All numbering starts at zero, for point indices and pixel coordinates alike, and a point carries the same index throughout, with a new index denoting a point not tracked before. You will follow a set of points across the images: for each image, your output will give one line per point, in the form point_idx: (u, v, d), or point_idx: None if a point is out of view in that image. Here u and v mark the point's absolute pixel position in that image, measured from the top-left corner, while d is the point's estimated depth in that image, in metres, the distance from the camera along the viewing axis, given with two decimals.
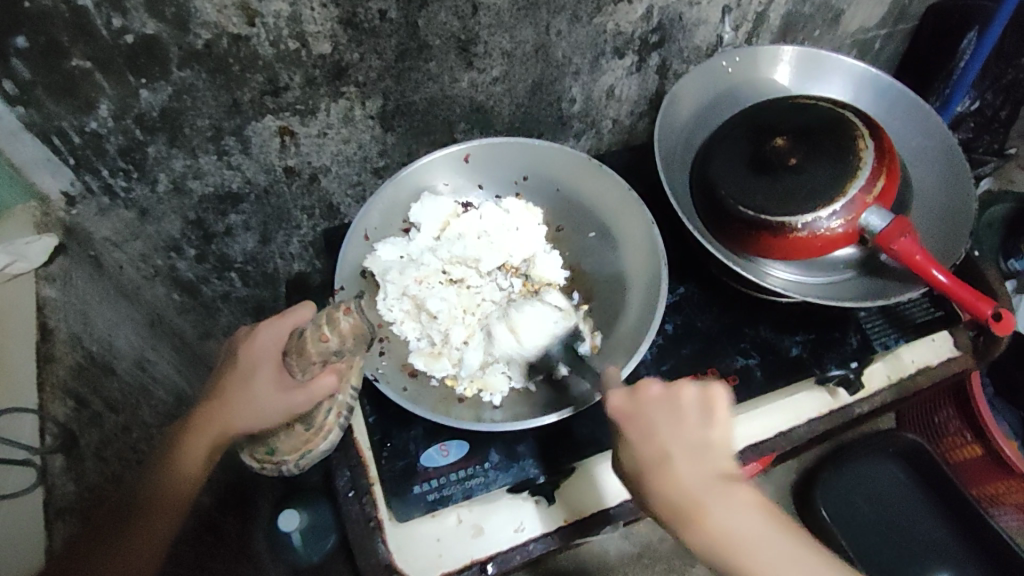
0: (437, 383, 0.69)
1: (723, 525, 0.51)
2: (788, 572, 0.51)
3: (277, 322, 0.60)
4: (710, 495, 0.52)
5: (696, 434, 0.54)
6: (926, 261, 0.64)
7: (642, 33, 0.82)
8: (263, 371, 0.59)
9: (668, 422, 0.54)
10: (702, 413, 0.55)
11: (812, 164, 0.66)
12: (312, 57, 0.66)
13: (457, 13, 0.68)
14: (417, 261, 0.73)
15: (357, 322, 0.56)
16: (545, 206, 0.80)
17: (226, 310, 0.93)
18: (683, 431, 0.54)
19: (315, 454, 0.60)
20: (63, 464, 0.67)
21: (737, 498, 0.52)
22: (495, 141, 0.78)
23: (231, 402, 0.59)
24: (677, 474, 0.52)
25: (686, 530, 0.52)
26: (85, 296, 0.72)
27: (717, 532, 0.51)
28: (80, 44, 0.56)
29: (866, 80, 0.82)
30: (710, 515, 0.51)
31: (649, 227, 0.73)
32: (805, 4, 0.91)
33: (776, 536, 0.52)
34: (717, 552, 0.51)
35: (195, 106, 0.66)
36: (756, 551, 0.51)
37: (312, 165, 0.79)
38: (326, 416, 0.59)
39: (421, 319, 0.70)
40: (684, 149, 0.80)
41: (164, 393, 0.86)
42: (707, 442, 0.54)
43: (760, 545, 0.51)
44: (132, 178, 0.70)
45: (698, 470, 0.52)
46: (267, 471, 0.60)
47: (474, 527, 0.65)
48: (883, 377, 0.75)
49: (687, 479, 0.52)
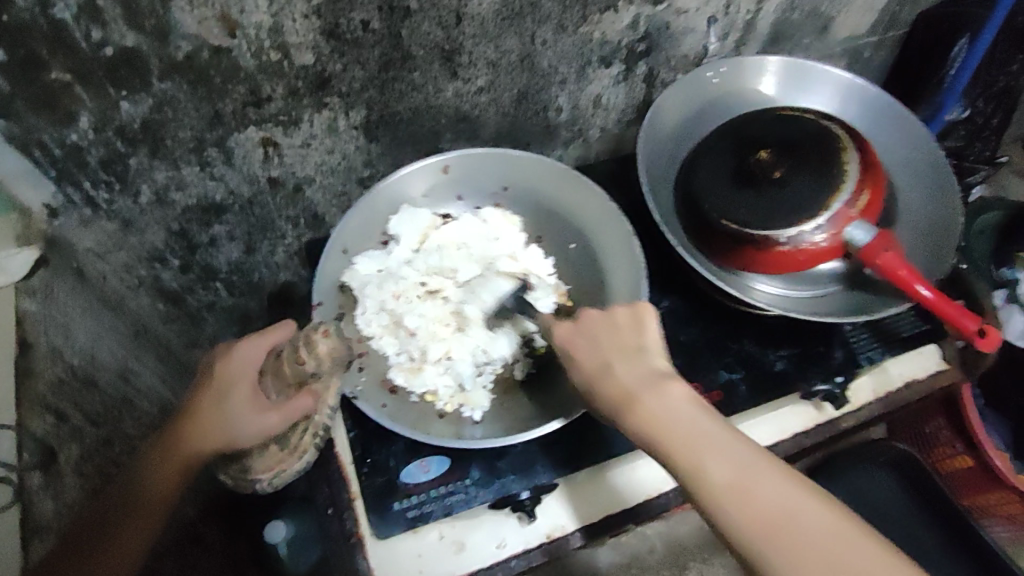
0: (417, 399, 0.69)
1: (655, 412, 0.53)
2: (716, 445, 0.51)
3: (256, 341, 0.60)
4: (643, 389, 0.54)
5: (629, 338, 0.58)
6: (911, 276, 0.64)
7: (629, 42, 0.82)
8: (238, 390, 0.59)
9: (604, 327, 0.59)
10: (633, 325, 0.59)
11: (797, 177, 0.65)
12: (294, 67, 0.65)
13: (441, 24, 0.68)
14: (394, 274, 0.74)
15: (334, 344, 0.59)
16: (525, 215, 0.80)
17: (212, 319, 0.90)
18: (617, 338, 0.58)
19: (288, 474, 0.60)
20: None
21: (672, 396, 0.54)
22: (475, 150, 0.77)
23: (205, 422, 0.58)
24: (615, 375, 0.56)
25: (624, 421, 0.54)
26: (68, 310, 0.75)
27: (644, 414, 0.53)
28: (59, 56, 0.56)
29: (853, 91, 0.82)
30: (642, 404, 0.54)
31: (631, 241, 0.73)
32: (794, 11, 0.91)
33: (705, 423, 0.52)
34: (647, 433, 0.52)
35: (177, 117, 0.65)
36: (693, 441, 0.51)
37: (297, 176, 0.78)
38: (302, 437, 0.59)
39: (399, 335, 0.71)
40: (668, 162, 0.80)
41: (149, 404, 0.85)
42: (639, 345, 0.57)
43: (692, 425, 0.52)
44: (115, 190, 0.69)
45: (628, 365, 0.56)
46: (241, 488, 0.61)
47: (456, 543, 0.65)
48: (869, 391, 0.74)
49: (617, 373, 0.56)
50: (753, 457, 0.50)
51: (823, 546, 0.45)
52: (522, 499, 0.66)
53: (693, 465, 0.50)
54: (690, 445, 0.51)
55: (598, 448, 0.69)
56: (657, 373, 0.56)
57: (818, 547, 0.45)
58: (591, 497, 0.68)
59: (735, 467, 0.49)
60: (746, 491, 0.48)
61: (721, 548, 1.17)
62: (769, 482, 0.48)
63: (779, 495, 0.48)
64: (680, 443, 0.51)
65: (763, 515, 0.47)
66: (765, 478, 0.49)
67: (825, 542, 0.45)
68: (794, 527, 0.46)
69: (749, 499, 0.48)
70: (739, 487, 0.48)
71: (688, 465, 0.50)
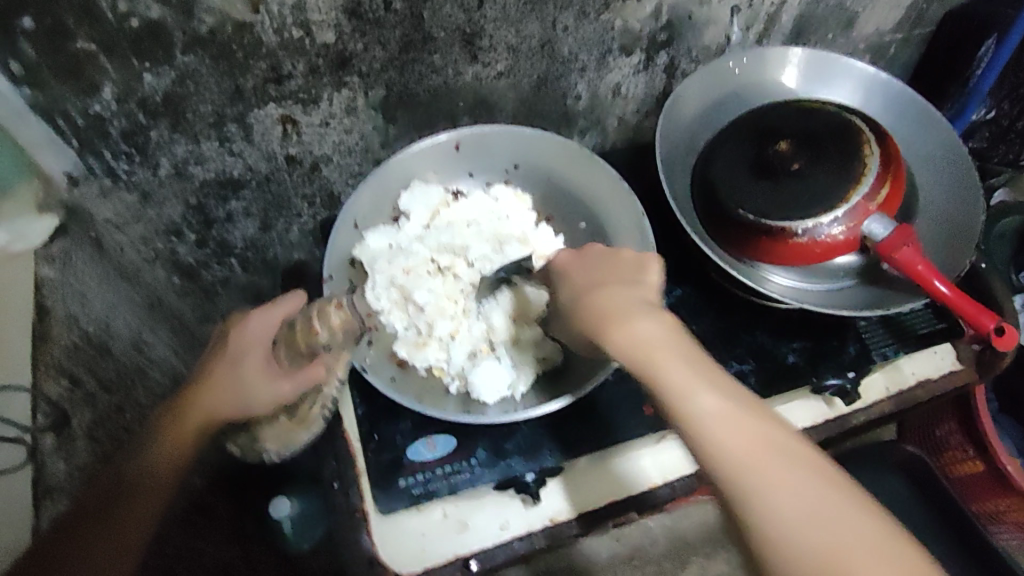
0: (424, 373, 0.71)
1: (638, 334, 0.52)
2: (685, 371, 0.50)
3: (267, 312, 0.61)
4: (634, 312, 0.54)
5: (629, 275, 0.59)
6: (929, 272, 0.63)
7: (650, 31, 0.82)
8: (250, 357, 0.60)
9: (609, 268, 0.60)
10: (637, 267, 0.59)
11: (815, 169, 0.65)
12: (316, 45, 0.66)
13: (463, 6, 0.68)
14: (405, 250, 0.74)
15: (346, 317, 0.60)
16: (536, 194, 0.81)
17: (225, 294, 0.92)
18: (617, 274, 0.59)
19: (298, 445, 0.62)
20: (54, 443, 0.76)
21: (659, 323, 0.53)
22: (485, 130, 0.75)
23: (216, 388, 0.59)
24: (605, 297, 0.56)
25: (605, 335, 0.54)
26: (82, 279, 0.74)
27: (635, 338, 0.52)
28: (85, 27, 0.56)
29: (876, 85, 0.81)
30: (629, 323, 0.53)
31: (641, 220, 0.72)
32: (819, 5, 0.90)
33: (682, 345, 0.52)
34: (633, 354, 0.52)
35: (199, 91, 0.66)
36: (671, 358, 0.50)
37: (314, 154, 0.79)
38: (310, 408, 0.61)
39: (408, 310, 0.72)
40: (686, 151, 0.79)
41: (159, 374, 0.85)
42: (640, 282, 0.58)
43: (672, 350, 0.51)
44: (135, 162, 0.70)
45: (622, 293, 0.56)
46: (249, 456, 0.63)
47: (458, 522, 0.66)
48: (880, 390, 0.74)
49: (608, 298, 0.56)
50: (737, 391, 0.49)
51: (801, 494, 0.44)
52: (527, 481, 0.66)
53: (677, 383, 0.49)
54: (680, 370, 0.50)
55: (606, 434, 0.69)
56: (646, 303, 0.55)
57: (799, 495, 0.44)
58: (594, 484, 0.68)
59: (714, 395, 0.48)
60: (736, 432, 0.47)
61: (723, 544, 1.18)
62: (747, 413, 0.48)
63: (749, 423, 0.47)
64: (656, 362, 0.50)
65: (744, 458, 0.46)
66: (752, 423, 0.47)
67: (805, 494, 0.44)
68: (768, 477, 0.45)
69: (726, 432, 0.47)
70: (722, 411, 0.48)
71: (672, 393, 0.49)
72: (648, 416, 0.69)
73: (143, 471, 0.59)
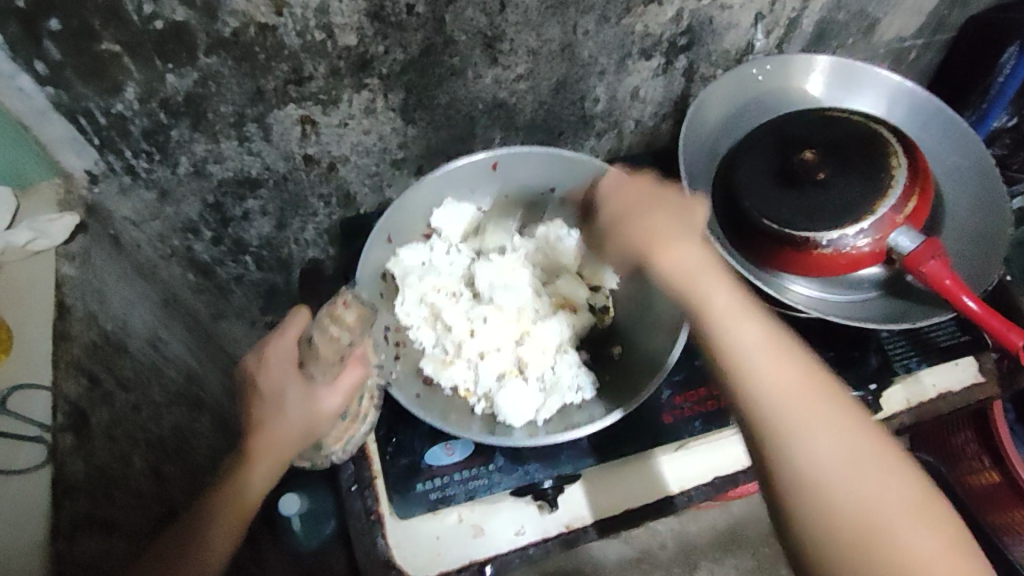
0: (450, 392, 0.71)
1: (687, 262, 0.57)
2: (759, 335, 0.53)
3: (282, 340, 0.61)
4: (692, 256, 0.57)
5: (685, 209, 0.61)
6: (957, 287, 0.63)
7: (671, 35, 0.81)
8: (290, 387, 0.60)
9: (717, 285, 0.56)
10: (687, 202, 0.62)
11: (840, 180, 0.65)
12: (337, 48, 0.65)
13: (484, 10, 0.68)
14: (438, 269, 0.76)
15: (357, 311, 0.62)
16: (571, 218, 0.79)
17: (239, 291, 0.94)
18: (665, 204, 0.62)
19: (357, 438, 0.65)
20: (74, 443, 0.65)
21: (707, 259, 0.58)
22: (525, 150, 0.76)
23: (265, 424, 0.59)
24: (660, 225, 0.60)
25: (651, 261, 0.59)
26: (102, 275, 0.73)
27: (680, 264, 0.57)
28: (111, 28, 0.57)
29: (902, 94, 0.81)
30: (681, 253, 0.58)
31: None
32: (841, 11, 0.89)
33: (730, 285, 0.56)
34: (680, 280, 0.57)
35: (220, 92, 0.66)
36: (741, 320, 0.54)
37: (332, 154, 0.78)
38: (361, 403, 0.64)
39: (437, 328, 0.73)
40: (707, 158, 0.79)
41: (175, 372, 0.83)
42: (691, 215, 0.61)
43: (734, 298, 0.55)
44: (155, 160, 0.70)
45: (677, 224, 0.60)
46: (317, 464, 0.65)
47: (474, 526, 0.67)
48: (901, 401, 0.74)
49: (666, 226, 0.60)
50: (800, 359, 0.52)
51: (897, 506, 0.46)
52: (545, 488, 0.67)
53: (725, 316, 0.54)
54: (729, 308, 0.54)
55: (625, 443, 0.69)
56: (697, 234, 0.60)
57: (865, 478, 0.47)
58: (603, 495, 0.69)
59: (754, 337, 0.53)
60: (837, 464, 0.48)
61: (732, 549, 1.17)
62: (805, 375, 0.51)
63: (788, 372, 0.51)
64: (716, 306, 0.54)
65: (872, 510, 0.46)
66: (796, 379, 0.51)
67: (869, 473, 0.47)
68: (874, 494, 0.47)
69: (828, 443, 0.48)
70: (765, 349, 0.52)
71: (778, 408, 0.50)
72: (667, 425, 0.70)
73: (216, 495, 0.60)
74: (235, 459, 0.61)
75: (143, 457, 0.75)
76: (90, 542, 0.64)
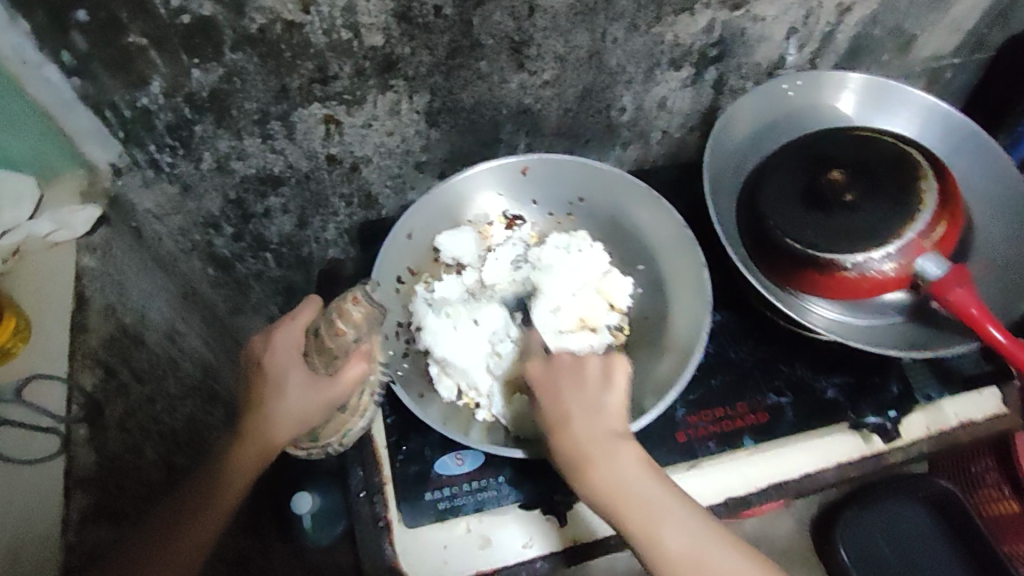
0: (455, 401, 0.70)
1: (610, 478, 0.55)
2: (668, 521, 0.54)
3: (291, 327, 0.61)
4: (602, 451, 0.55)
5: (594, 394, 0.58)
6: (983, 316, 0.62)
7: (702, 46, 0.80)
8: (293, 373, 0.59)
9: (649, 490, 0.55)
10: (603, 378, 0.59)
11: (869, 201, 0.63)
12: (363, 48, 0.65)
13: (513, 14, 0.67)
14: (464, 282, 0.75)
15: (367, 310, 0.54)
16: (598, 228, 0.79)
17: (258, 288, 0.95)
18: (579, 391, 0.58)
19: (355, 430, 0.64)
20: (87, 435, 0.65)
21: (627, 456, 0.56)
22: (558, 158, 0.77)
23: (266, 410, 0.59)
24: (573, 431, 0.56)
25: (578, 481, 0.55)
26: (123, 267, 0.73)
27: (604, 484, 0.54)
28: (138, 21, 0.57)
29: (937, 115, 0.79)
30: (598, 468, 0.55)
31: (701, 272, 0.72)
32: (877, 26, 0.87)
33: (654, 485, 0.55)
34: (608, 504, 0.54)
35: (244, 88, 0.66)
36: (651, 507, 0.54)
37: (354, 155, 0.78)
38: (361, 398, 0.62)
39: None
40: (733, 174, 0.78)
41: (188, 365, 0.81)
42: (601, 403, 0.58)
43: (651, 491, 0.55)
44: (178, 154, 0.70)
45: (587, 423, 0.56)
46: (314, 452, 0.64)
47: (481, 537, 0.65)
48: (921, 429, 0.71)
49: (578, 433, 0.56)
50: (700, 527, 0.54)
51: None
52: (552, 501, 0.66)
53: (647, 528, 0.53)
54: (646, 516, 0.54)
55: None
56: (609, 430, 0.57)
57: None
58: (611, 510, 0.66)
59: (678, 534, 0.53)
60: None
61: None
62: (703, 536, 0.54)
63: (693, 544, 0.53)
64: (630, 511, 0.54)
65: None
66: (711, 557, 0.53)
67: None
68: None
69: None
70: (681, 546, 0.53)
71: None
72: (680, 443, 0.68)
73: (213, 481, 0.60)
74: (236, 454, 0.60)
75: (155, 448, 0.72)
76: (98, 532, 0.63)
